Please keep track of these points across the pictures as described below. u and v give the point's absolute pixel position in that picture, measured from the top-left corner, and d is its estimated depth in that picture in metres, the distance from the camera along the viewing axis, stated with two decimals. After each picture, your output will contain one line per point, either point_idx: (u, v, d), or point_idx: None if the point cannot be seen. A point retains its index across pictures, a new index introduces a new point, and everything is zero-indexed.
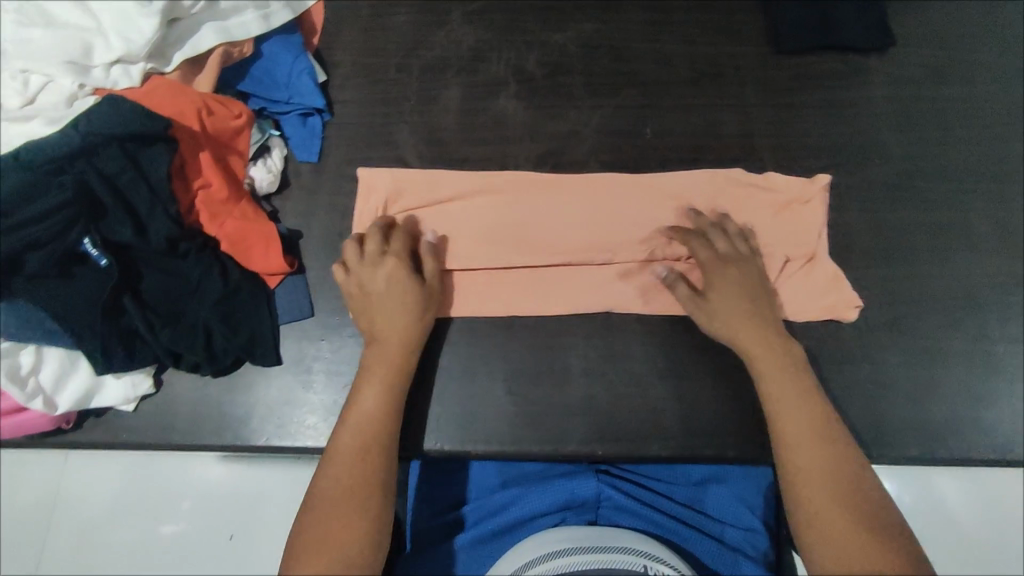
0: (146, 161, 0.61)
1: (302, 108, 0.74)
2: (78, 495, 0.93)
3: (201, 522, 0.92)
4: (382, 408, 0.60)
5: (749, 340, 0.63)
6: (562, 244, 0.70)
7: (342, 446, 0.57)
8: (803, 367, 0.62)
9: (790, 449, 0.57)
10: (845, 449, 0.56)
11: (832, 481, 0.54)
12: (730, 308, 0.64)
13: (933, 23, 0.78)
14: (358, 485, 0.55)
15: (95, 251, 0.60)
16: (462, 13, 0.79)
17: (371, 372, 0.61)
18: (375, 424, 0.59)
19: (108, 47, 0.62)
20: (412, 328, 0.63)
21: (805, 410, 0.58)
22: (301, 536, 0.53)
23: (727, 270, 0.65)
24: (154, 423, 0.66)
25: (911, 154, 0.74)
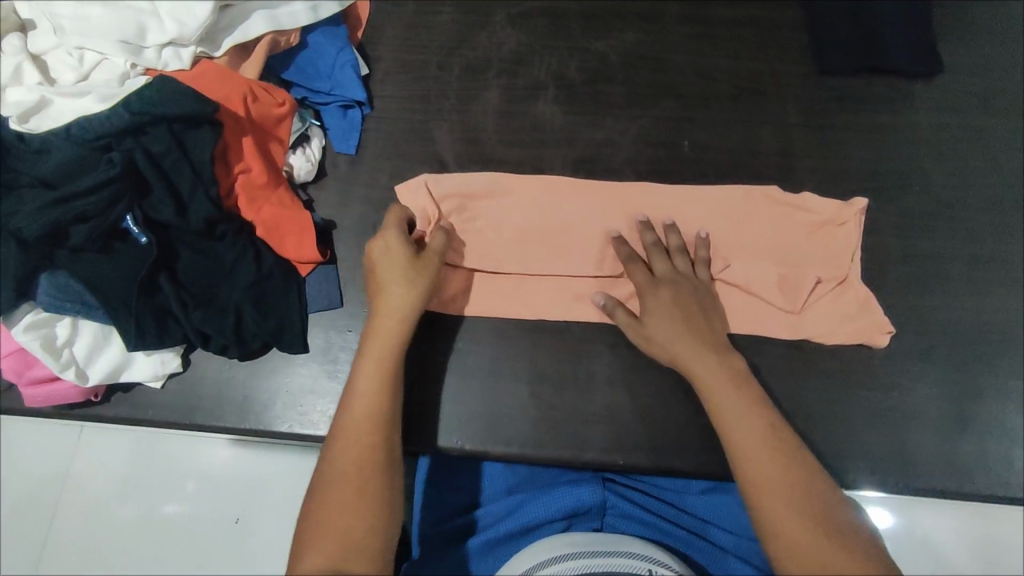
0: (191, 143, 0.62)
1: (343, 100, 0.74)
2: (92, 468, 0.94)
3: (202, 505, 0.93)
4: (384, 384, 0.58)
5: (689, 356, 0.60)
6: (595, 252, 0.69)
7: (342, 429, 0.56)
8: (748, 377, 0.58)
9: (744, 465, 0.53)
10: (801, 460, 0.53)
11: (793, 495, 0.50)
12: (666, 330, 0.61)
13: (988, 51, 0.76)
14: (358, 466, 0.54)
15: (136, 228, 0.61)
16: (506, 15, 0.79)
17: (370, 346, 0.60)
18: (376, 402, 0.57)
19: (162, 29, 0.63)
20: (408, 300, 0.61)
21: (756, 422, 0.55)
22: (308, 523, 0.52)
23: (658, 292, 0.63)
24: (180, 401, 0.66)
25: (956, 182, 0.71)
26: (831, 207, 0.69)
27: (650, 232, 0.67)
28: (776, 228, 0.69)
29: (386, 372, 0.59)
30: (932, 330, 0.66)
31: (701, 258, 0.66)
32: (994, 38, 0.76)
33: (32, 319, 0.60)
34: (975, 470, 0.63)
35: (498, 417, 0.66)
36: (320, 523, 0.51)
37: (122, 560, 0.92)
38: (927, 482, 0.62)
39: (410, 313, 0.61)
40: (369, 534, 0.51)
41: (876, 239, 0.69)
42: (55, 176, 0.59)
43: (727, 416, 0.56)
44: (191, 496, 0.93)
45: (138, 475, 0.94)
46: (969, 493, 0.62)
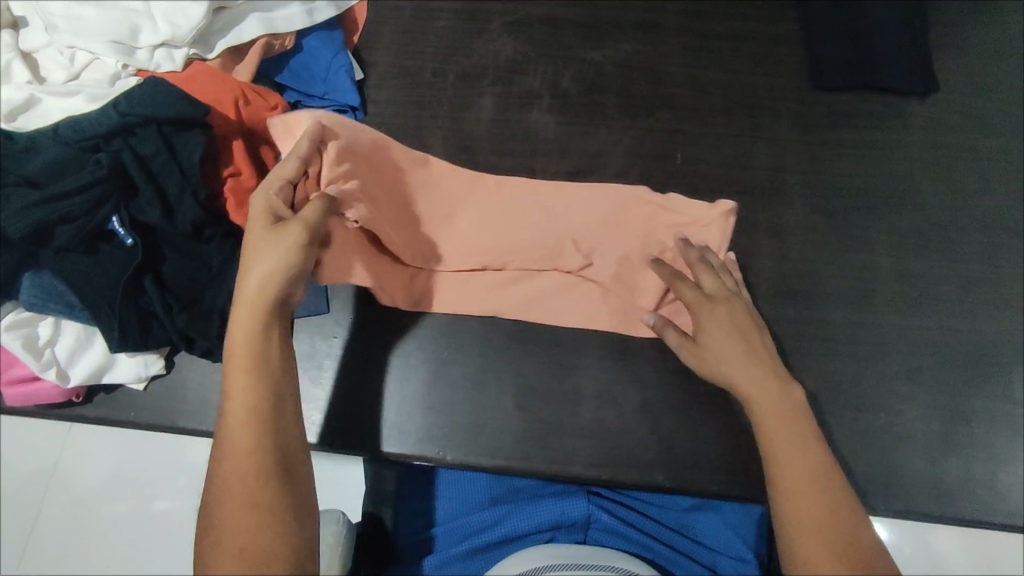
0: (180, 145, 0.61)
1: (336, 105, 0.74)
2: (79, 465, 0.94)
3: (190, 501, 0.92)
4: (258, 382, 0.51)
5: (754, 380, 0.56)
6: (463, 244, 0.69)
7: (232, 431, 0.50)
8: (805, 411, 0.55)
9: (789, 503, 0.50)
10: (840, 498, 0.50)
11: (828, 532, 0.48)
12: (723, 351, 0.58)
13: (983, 72, 0.76)
14: (257, 471, 0.48)
15: (122, 229, 0.61)
16: (503, 23, 0.79)
17: (239, 326, 0.53)
18: (252, 389, 0.51)
19: (154, 30, 0.63)
20: (264, 269, 0.53)
21: (808, 457, 0.52)
22: (213, 536, 0.47)
23: (714, 310, 0.60)
24: (163, 404, 0.66)
25: (948, 203, 0.71)
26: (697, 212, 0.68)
27: (695, 252, 0.65)
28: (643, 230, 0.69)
29: (251, 358, 0.52)
30: (923, 351, 0.66)
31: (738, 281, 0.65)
32: (990, 60, 0.76)
33: (14, 318, 0.61)
34: (959, 494, 0.62)
35: (483, 428, 0.65)
36: (218, 532, 0.47)
37: (108, 558, 0.91)
38: (915, 504, 0.62)
39: (270, 285, 0.53)
40: (271, 546, 0.46)
41: (868, 258, 0.69)
42: (41, 175, 0.58)
43: (777, 446, 0.53)
44: (181, 491, 0.92)
45: (129, 467, 0.93)
46: (958, 517, 0.61)
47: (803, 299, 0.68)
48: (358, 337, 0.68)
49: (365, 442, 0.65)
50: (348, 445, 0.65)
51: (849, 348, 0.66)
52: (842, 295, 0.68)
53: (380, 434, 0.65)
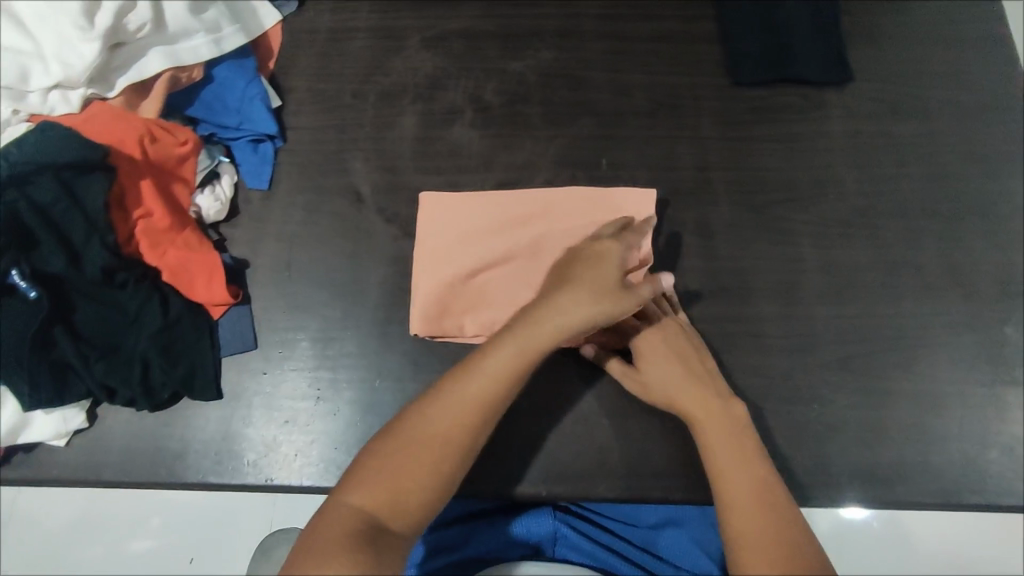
0: (83, 190, 0.60)
1: (253, 134, 0.72)
2: (56, 516, 1.00)
3: (168, 540, 0.98)
4: (515, 373, 0.53)
5: (687, 398, 0.58)
6: (444, 259, 0.68)
7: (467, 388, 0.52)
8: (746, 426, 0.56)
9: (732, 513, 0.51)
10: (780, 498, 0.52)
11: (768, 537, 0.49)
12: (663, 374, 0.60)
13: (900, 55, 0.76)
14: (455, 436, 0.51)
15: (24, 282, 0.58)
16: (421, 39, 0.78)
17: (525, 327, 0.54)
18: (493, 394, 0.53)
19: (46, 72, 0.61)
20: (588, 313, 0.55)
21: (748, 469, 0.53)
22: (378, 455, 0.50)
23: (650, 336, 0.62)
24: (85, 460, 0.63)
25: (868, 190, 0.71)
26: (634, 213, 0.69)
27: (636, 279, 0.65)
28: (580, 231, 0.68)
29: (520, 365, 0.53)
30: (853, 339, 0.66)
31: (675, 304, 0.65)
32: (907, 41, 0.76)
33: None
34: (894, 478, 0.63)
35: None
36: (370, 474, 0.49)
37: None
38: (849, 492, 0.62)
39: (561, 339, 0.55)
40: (415, 497, 0.49)
41: (794, 251, 0.69)
42: None
43: (718, 462, 0.54)
44: (157, 530, 0.99)
45: (93, 517, 0.99)
46: (893, 502, 0.62)
47: (733, 296, 0.68)
48: (286, 371, 0.66)
49: (300, 480, 0.63)
50: (288, 481, 0.63)
51: (780, 342, 0.67)
52: (770, 289, 0.68)
53: (315, 469, 0.63)
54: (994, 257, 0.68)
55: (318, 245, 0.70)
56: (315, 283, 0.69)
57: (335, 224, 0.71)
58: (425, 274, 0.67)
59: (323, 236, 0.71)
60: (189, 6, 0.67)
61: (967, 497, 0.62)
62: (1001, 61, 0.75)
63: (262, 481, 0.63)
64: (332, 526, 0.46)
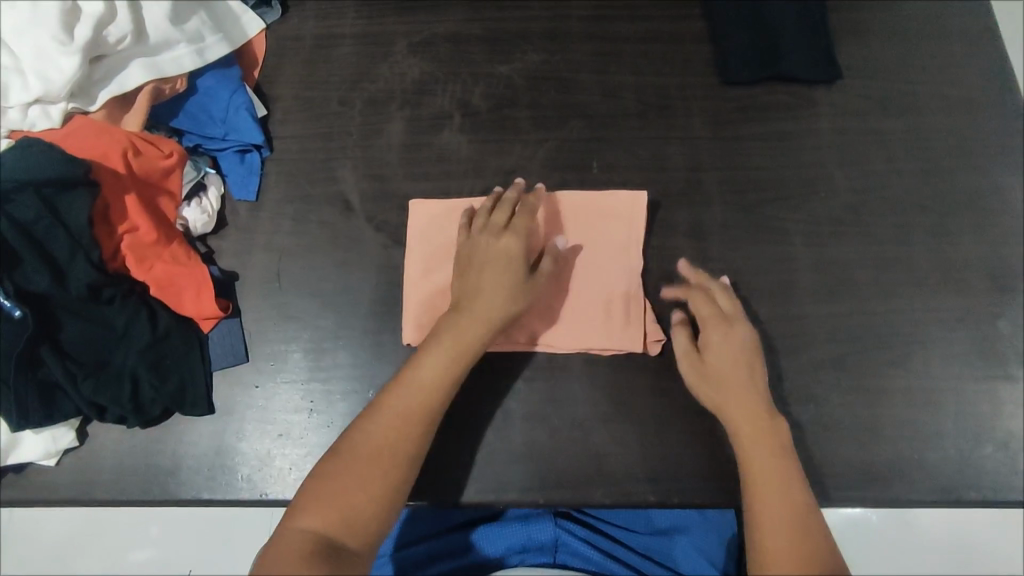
0: (65, 208, 0.58)
1: (239, 145, 0.72)
2: (50, 531, 0.99)
3: (165, 550, 0.97)
4: (445, 377, 0.57)
5: (748, 403, 0.58)
6: (430, 272, 0.67)
7: (400, 399, 0.56)
8: (790, 447, 0.58)
9: (766, 525, 0.53)
10: (810, 521, 0.53)
11: (799, 553, 0.51)
12: (732, 373, 0.60)
13: (888, 51, 0.75)
14: (397, 446, 0.54)
15: (8, 302, 0.56)
16: (407, 45, 0.77)
17: (444, 336, 0.59)
18: (426, 399, 0.56)
19: (25, 86, 0.59)
20: (497, 306, 0.60)
21: (784, 485, 0.55)
22: (325, 476, 0.53)
23: (728, 331, 0.62)
24: (77, 478, 0.63)
25: (859, 187, 0.71)
26: (628, 221, 0.69)
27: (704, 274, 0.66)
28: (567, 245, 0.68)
29: (449, 370, 0.57)
30: (847, 337, 0.66)
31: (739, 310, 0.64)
32: (894, 38, 0.76)
33: None
34: (890, 476, 0.62)
35: None
36: (319, 497, 0.51)
37: None
38: (845, 490, 0.62)
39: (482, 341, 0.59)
40: (364, 510, 0.51)
41: (786, 250, 0.69)
42: None
43: (756, 474, 0.56)
44: (154, 540, 0.98)
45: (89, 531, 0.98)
46: (890, 500, 0.62)
47: None
48: (278, 384, 0.65)
49: (293, 493, 0.62)
50: (282, 495, 0.62)
51: (774, 342, 0.66)
52: (763, 289, 0.68)
53: None
54: (987, 252, 0.68)
55: (307, 256, 0.70)
56: (305, 294, 0.68)
57: (324, 233, 0.70)
58: (417, 288, 0.67)
59: (313, 246, 0.70)
60: (169, 15, 0.65)
61: (963, 493, 0.62)
62: (989, 55, 0.75)
63: (256, 496, 0.62)
64: (286, 551, 0.48)
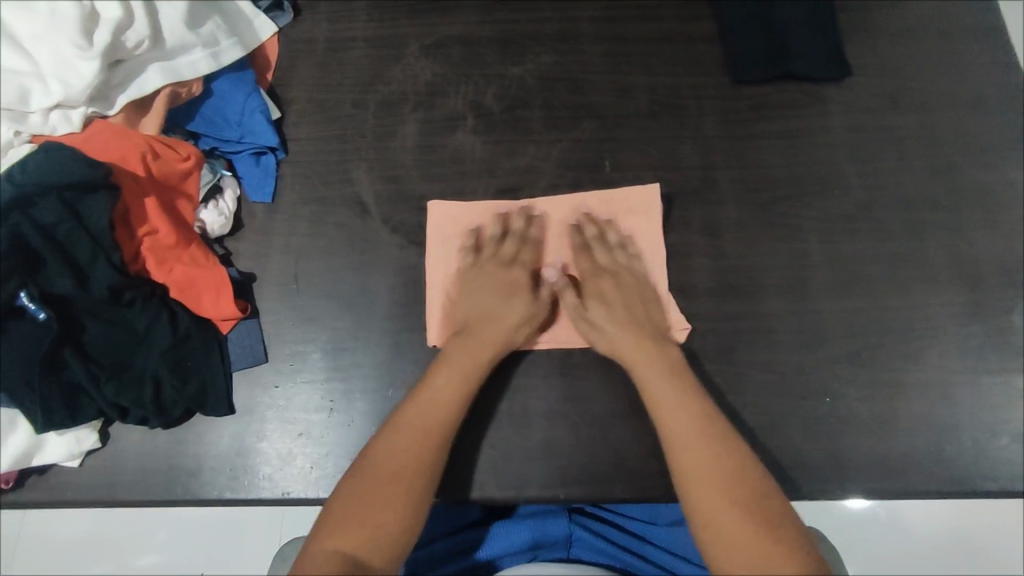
0: (87, 211, 0.59)
1: (255, 147, 0.72)
2: (60, 533, 1.00)
3: (173, 554, 0.98)
4: (454, 396, 0.60)
5: (629, 344, 0.63)
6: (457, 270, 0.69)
7: (414, 419, 0.59)
8: (683, 367, 0.61)
9: (697, 483, 0.55)
10: (720, 432, 0.57)
11: (732, 504, 0.53)
12: (611, 318, 0.64)
13: (897, 49, 0.76)
14: (414, 464, 0.56)
15: (32, 305, 0.58)
16: (420, 46, 0.78)
17: (453, 359, 0.62)
18: (439, 418, 0.59)
19: (46, 91, 0.60)
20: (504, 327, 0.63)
21: (684, 403, 0.58)
22: (344, 497, 0.55)
23: (601, 282, 0.66)
24: (100, 479, 0.63)
25: (871, 185, 0.72)
26: (642, 227, 0.70)
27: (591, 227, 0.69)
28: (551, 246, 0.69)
29: (461, 390, 0.60)
30: (861, 333, 0.67)
31: (636, 255, 0.69)
32: (903, 36, 0.76)
33: None
34: (907, 468, 0.63)
35: None
36: (340, 518, 0.54)
37: None
38: (862, 483, 0.63)
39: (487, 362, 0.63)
40: (385, 531, 0.53)
41: (800, 246, 0.70)
42: None
43: (672, 429, 0.58)
44: (164, 544, 0.98)
45: (98, 535, 0.99)
46: (906, 492, 0.63)
47: (740, 294, 0.68)
48: (299, 384, 0.66)
49: (316, 491, 0.63)
50: (304, 494, 0.63)
51: (789, 338, 0.67)
52: (777, 286, 0.69)
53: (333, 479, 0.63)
54: (998, 246, 0.69)
55: (324, 256, 0.70)
56: (323, 294, 0.69)
57: (341, 234, 0.71)
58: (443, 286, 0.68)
59: (329, 247, 0.71)
60: (184, 17, 0.67)
61: (978, 485, 0.63)
62: (997, 52, 0.75)
63: (279, 495, 0.63)
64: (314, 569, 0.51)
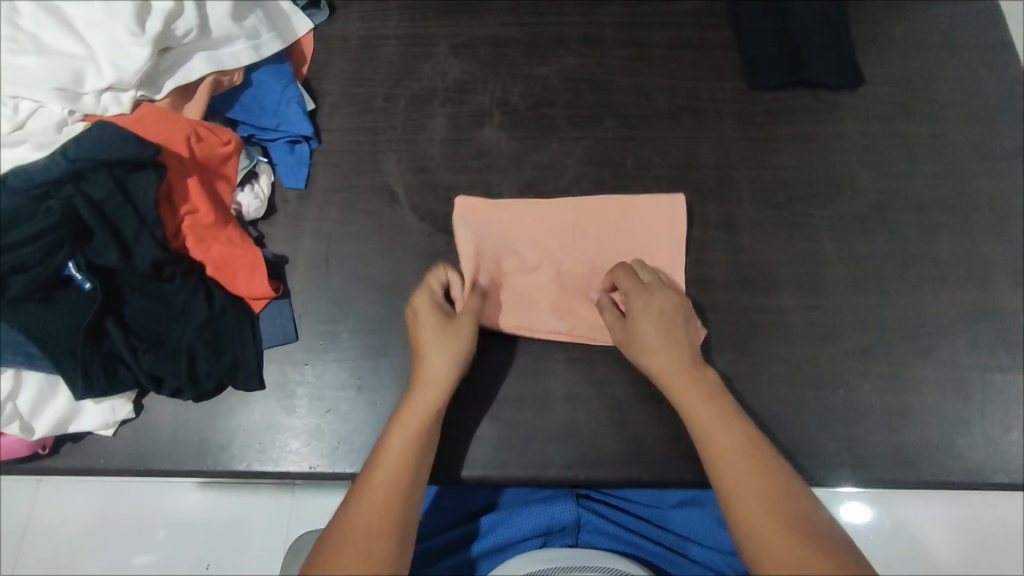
0: (133, 186, 0.61)
1: (290, 136, 0.75)
2: (65, 517, 0.98)
3: (180, 546, 0.96)
4: (411, 454, 0.57)
5: (666, 359, 0.61)
6: (496, 248, 0.72)
7: (372, 486, 0.54)
8: (721, 388, 0.60)
9: (743, 503, 0.53)
10: (762, 453, 0.56)
11: (782, 520, 0.51)
12: (648, 331, 0.63)
13: (907, 59, 0.79)
14: (379, 531, 0.52)
15: (79, 274, 0.61)
16: (449, 46, 0.81)
17: (402, 419, 0.59)
18: (397, 479, 0.55)
19: (99, 74, 0.63)
20: (436, 364, 0.61)
21: (723, 423, 0.57)
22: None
23: (651, 297, 0.64)
24: (132, 449, 0.65)
25: (883, 187, 0.74)
26: (666, 230, 0.72)
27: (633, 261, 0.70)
28: (566, 248, 0.72)
29: (418, 440, 0.58)
30: (873, 328, 0.69)
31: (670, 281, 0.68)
32: (914, 47, 0.80)
33: None
34: (920, 459, 0.65)
35: (459, 441, 0.66)
36: None
37: None
38: (875, 472, 0.65)
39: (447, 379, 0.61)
40: None
41: (814, 244, 0.72)
42: None
43: (715, 447, 0.56)
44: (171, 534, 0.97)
45: (108, 518, 0.98)
46: (918, 482, 0.65)
47: (755, 289, 0.71)
48: (328, 362, 0.68)
49: (343, 465, 0.65)
50: (330, 468, 0.65)
51: (803, 331, 0.69)
52: (793, 281, 0.71)
53: (360, 454, 0.65)
54: (1007, 249, 0.72)
55: (355, 242, 0.73)
56: (352, 278, 0.71)
57: (372, 220, 0.74)
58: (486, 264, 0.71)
59: (360, 233, 0.73)
60: (231, 13, 0.70)
61: (988, 477, 0.64)
62: (1005, 65, 0.78)
63: (306, 469, 0.65)
64: None
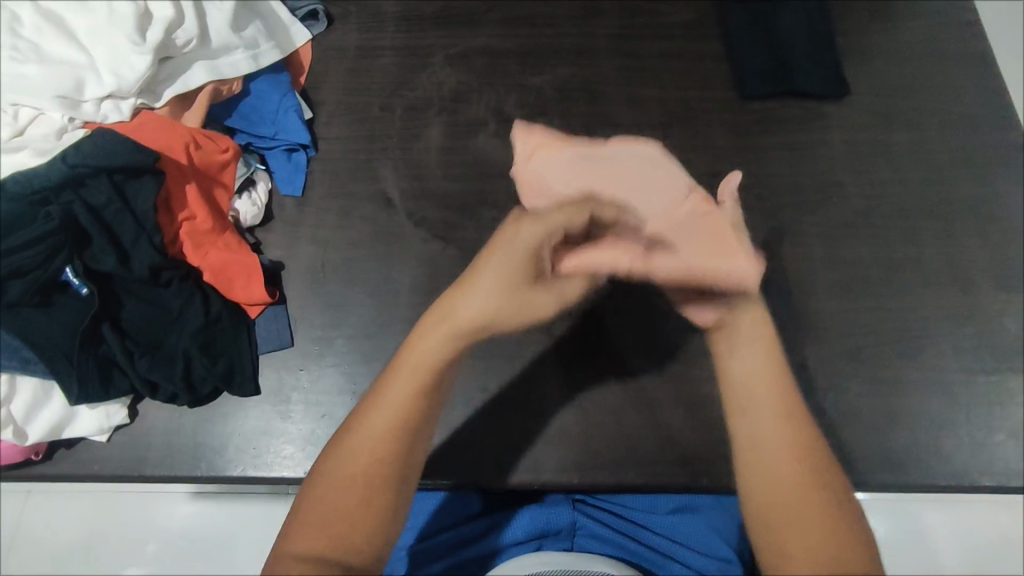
0: (132, 193, 0.63)
1: (287, 144, 0.76)
2: (53, 527, 0.96)
3: (170, 557, 0.94)
4: (415, 388, 0.51)
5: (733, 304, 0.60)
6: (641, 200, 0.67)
7: (371, 421, 0.50)
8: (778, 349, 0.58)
9: (763, 445, 0.51)
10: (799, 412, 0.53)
11: (803, 484, 0.49)
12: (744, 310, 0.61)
13: (891, 70, 0.81)
14: (371, 468, 0.48)
15: (77, 280, 0.61)
16: (445, 56, 0.83)
17: (413, 355, 0.53)
18: (397, 415, 0.50)
19: (99, 82, 0.64)
20: (474, 312, 0.56)
21: (774, 373, 0.55)
22: (307, 504, 0.47)
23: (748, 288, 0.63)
24: (126, 455, 0.65)
25: (869, 194, 0.76)
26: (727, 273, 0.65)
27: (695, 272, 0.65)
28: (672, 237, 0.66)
29: (427, 376, 0.52)
30: (861, 332, 0.70)
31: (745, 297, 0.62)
32: (898, 59, 0.82)
33: None
34: (908, 462, 0.66)
35: (453, 446, 0.66)
36: (305, 520, 0.46)
37: None
38: (865, 476, 0.65)
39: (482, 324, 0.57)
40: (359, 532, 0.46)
41: (803, 251, 0.73)
42: None
43: (756, 387, 0.55)
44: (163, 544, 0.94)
45: (100, 530, 0.95)
46: (906, 485, 0.65)
47: None
48: (324, 367, 0.68)
49: None
50: None
51: (793, 335, 0.70)
52: (783, 286, 0.72)
53: None
54: (989, 254, 0.73)
55: (351, 248, 0.73)
56: (348, 284, 0.72)
57: (368, 227, 0.74)
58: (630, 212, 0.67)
59: (356, 240, 0.74)
60: (230, 23, 0.72)
61: (973, 479, 0.65)
62: (986, 77, 0.81)
63: (300, 474, 0.65)
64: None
